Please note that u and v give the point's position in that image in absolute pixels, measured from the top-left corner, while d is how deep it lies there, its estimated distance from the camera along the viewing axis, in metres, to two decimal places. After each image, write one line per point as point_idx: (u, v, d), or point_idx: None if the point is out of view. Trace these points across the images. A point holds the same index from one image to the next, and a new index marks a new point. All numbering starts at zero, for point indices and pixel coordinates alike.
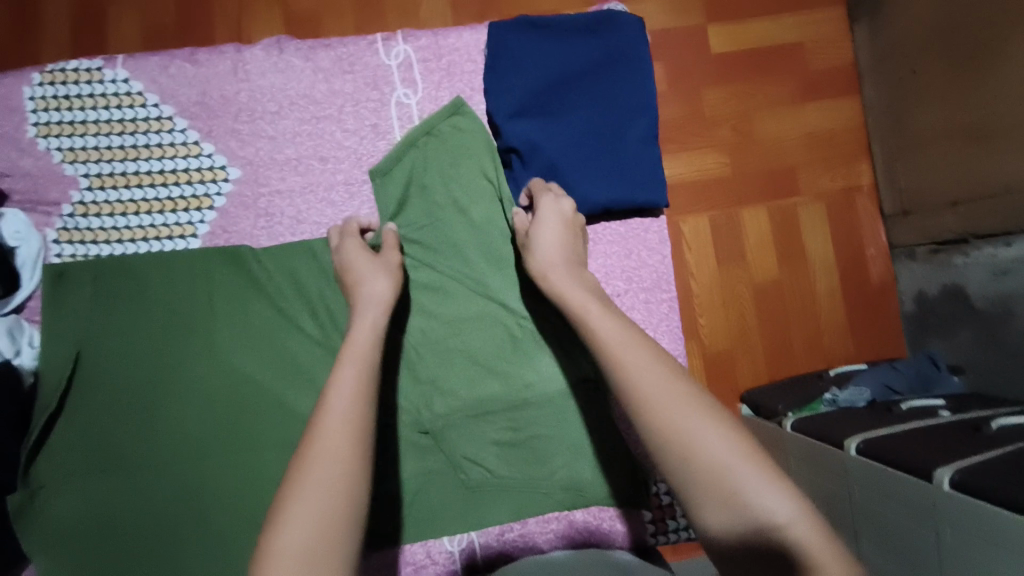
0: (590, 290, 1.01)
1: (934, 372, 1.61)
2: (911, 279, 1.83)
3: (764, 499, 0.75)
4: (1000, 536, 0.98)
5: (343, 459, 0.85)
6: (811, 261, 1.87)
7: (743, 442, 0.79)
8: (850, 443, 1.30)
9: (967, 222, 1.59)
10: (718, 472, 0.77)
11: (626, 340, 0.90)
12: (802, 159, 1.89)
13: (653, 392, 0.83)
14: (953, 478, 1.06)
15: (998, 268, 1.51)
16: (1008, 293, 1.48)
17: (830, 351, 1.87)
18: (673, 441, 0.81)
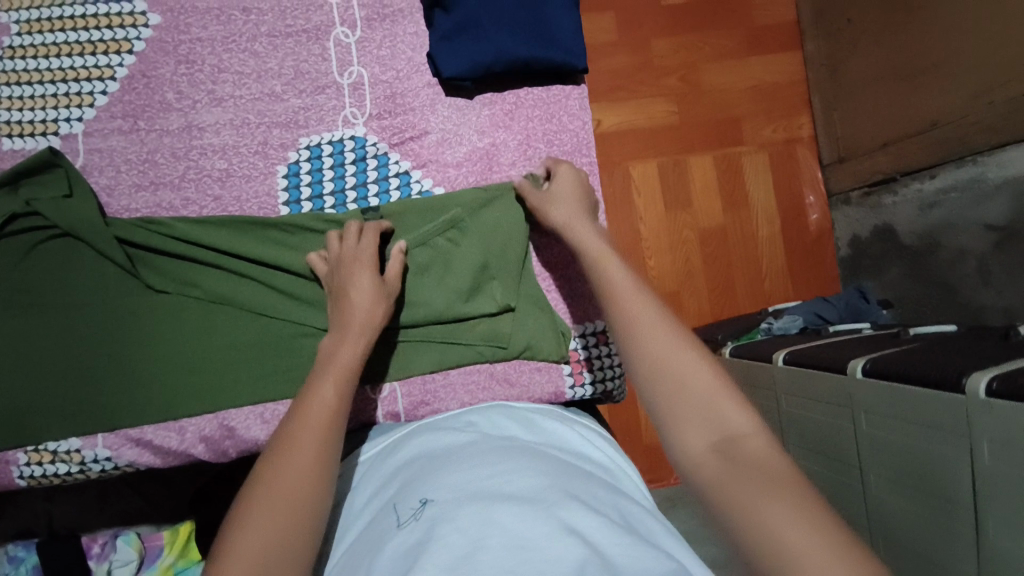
0: (574, 237, 0.73)
1: (864, 305, 1.45)
2: (846, 224, 1.61)
3: (746, 438, 0.50)
4: (917, 414, 0.84)
5: (316, 433, 0.60)
6: (760, 214, 1.64)
7: (737, 391, 0.54)
8: (778, 355, 1.14)
9: (898, 161, 1.38)
10: (698, 409, 0.53)
11: (573, 213, 0.75)
12: (747, 108, 1.65)
13: (641, 313, 0.61)
14: (865, 366, 0.92)
15: (925, 202, 1.32)
16: (934, 226, 1.29)
17: (771, 297, 1.64)
18: (655, 363, 0.57)
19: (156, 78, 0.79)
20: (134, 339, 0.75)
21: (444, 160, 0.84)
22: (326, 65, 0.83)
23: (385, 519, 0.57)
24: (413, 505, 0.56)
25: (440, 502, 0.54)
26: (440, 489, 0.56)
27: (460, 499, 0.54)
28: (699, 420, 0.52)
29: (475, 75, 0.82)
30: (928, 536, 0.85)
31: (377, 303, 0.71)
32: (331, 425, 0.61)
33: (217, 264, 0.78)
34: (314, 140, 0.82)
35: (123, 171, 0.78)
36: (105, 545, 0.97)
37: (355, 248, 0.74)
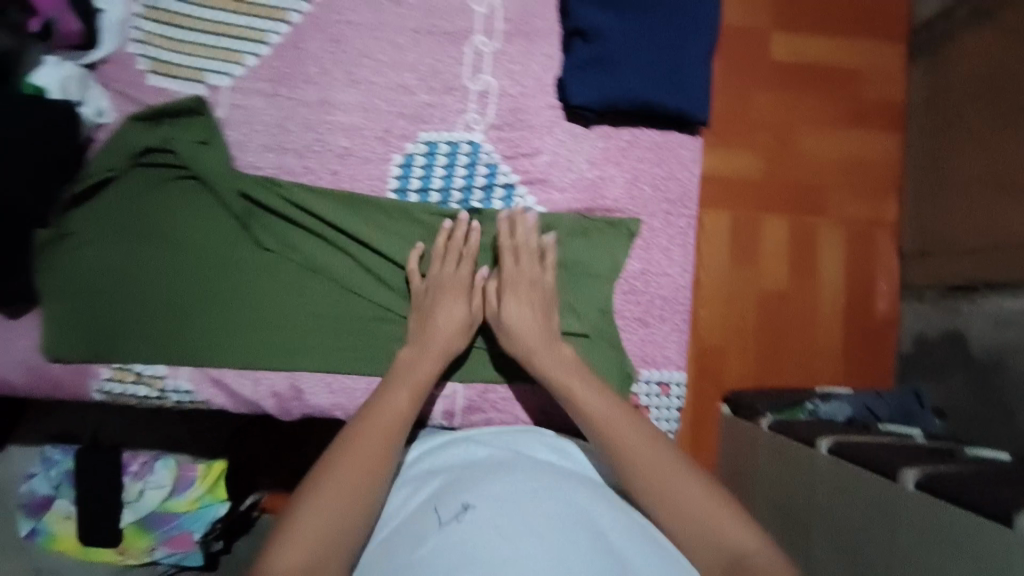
0: (536, 338, 0.76)
1: (916, 408, 1.23)
2: (911, 319, 1.40)
3: (748, 550, 0.58)
4: (966, 547, 0.68)
5: (375, 449, 0.66)
6: (827, 290, 1.44)
7: (733, 504, 0.62)
8: (821, 441, 0.95)
9: (979, 272, 1.18)
10: (701, 521, 0.61)
11: (546, 329, 0.77)
12: (835, 179, 1.44)
13: (636, 435, 0.68)
14: (920, 480, 0.76)
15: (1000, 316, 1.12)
16: (1004, 346, 1.10)
17: (816, 378, 1.44)
18: (653, 489, 0.65)
19: (303, 52, 0.83)
20: (225, 287, 0.81)
21: (551, 182, 0.86)
22: (459, 69, 0.85)
23: (427, 515, 0.61)
24: (453, 508, 0.59)
25: (480, 510, 0.58)
26: (479, 498, 0.59)
27: (500, 509, 0.58)
28: (707, 542, 0.60)
29: (600, 108, 0.83)
30: None
31: (457, 335, 0.77)
32: (384, 445, 0.66)
33: (315, 232, 0.82)
34: (433, 137, 0.85)
35: (257, 131, 0.83)
36: (142, 466, 1.06)
37: (451, 274, 0.79)
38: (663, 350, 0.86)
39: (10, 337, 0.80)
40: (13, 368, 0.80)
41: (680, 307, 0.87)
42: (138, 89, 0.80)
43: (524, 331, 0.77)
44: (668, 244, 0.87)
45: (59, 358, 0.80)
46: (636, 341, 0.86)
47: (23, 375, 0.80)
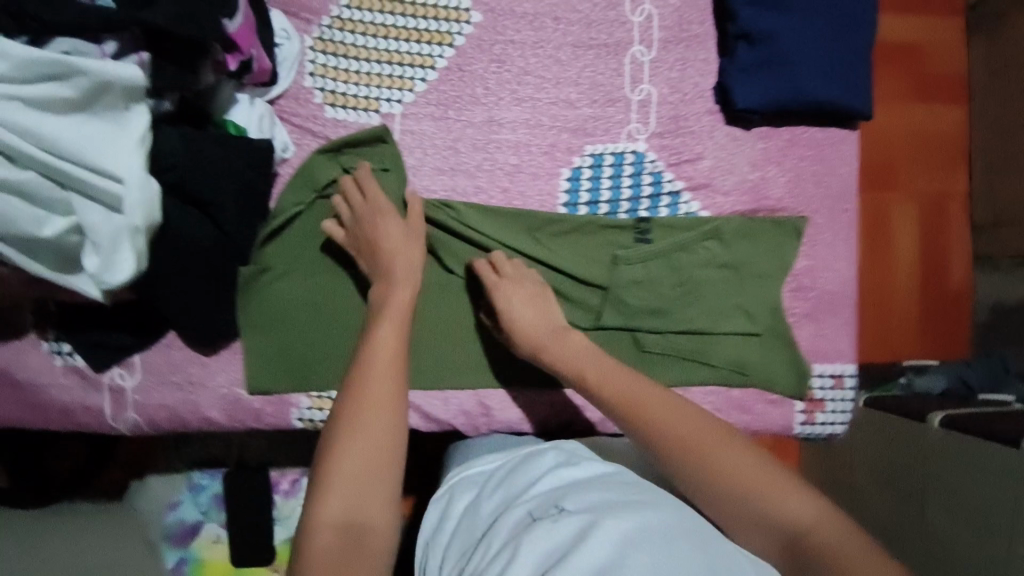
0: (542, 336, 0.78)
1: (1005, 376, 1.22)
2: (993, 288, 1.38)
3: (813, 525, 0.58)
4: None
5: (365, 445, 0.66)
6: (902, 266, 1.43)
7: (795, 480, 0.62)
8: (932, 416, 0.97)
9: None
10: (768, 504, 0.60)
11: (558, 328, 0.78)
12: (900, 155, 1.41)
13: (682, 424, 0.66)
14: None
15: None
16: None
17: (896, 352, 1.43)
18: (703, 477, 0.63)
19: (469, 73, 0.85)
20: (407, 312, 0.84)
21: (714, 186, 0.87)
22: (620, 79, 0.86)
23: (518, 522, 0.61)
24: (550, 508, 0.61)
25: (578, 514, 0.58)
26: (576, 500, 0.61)
27: (593, 512, 0.58)
28: (768, 523, 0.60)
29: (766, 109, 0.84)
30: None
31: (410, 244, 0.78)
32: (390, 432, 0.67)
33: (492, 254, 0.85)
34: (598, 149, 0.86)
35: (429, 155, 0.84)
36: (290, 483, 1.11)
37: (372, 220, 0.78)
38: (835, 344, 0.88)
39: (208, 374, 0.81)
40: (214, 404, 0.81)
41: (848, 301, 0.88)
42: (318, 122, 0.82)
43: (532, 321, 0.78)
44: (833, 239, 0.88)
45: (258, 391, 0.81)
46: (807, 338, 0.88)
47: (223, 412, 0.82)
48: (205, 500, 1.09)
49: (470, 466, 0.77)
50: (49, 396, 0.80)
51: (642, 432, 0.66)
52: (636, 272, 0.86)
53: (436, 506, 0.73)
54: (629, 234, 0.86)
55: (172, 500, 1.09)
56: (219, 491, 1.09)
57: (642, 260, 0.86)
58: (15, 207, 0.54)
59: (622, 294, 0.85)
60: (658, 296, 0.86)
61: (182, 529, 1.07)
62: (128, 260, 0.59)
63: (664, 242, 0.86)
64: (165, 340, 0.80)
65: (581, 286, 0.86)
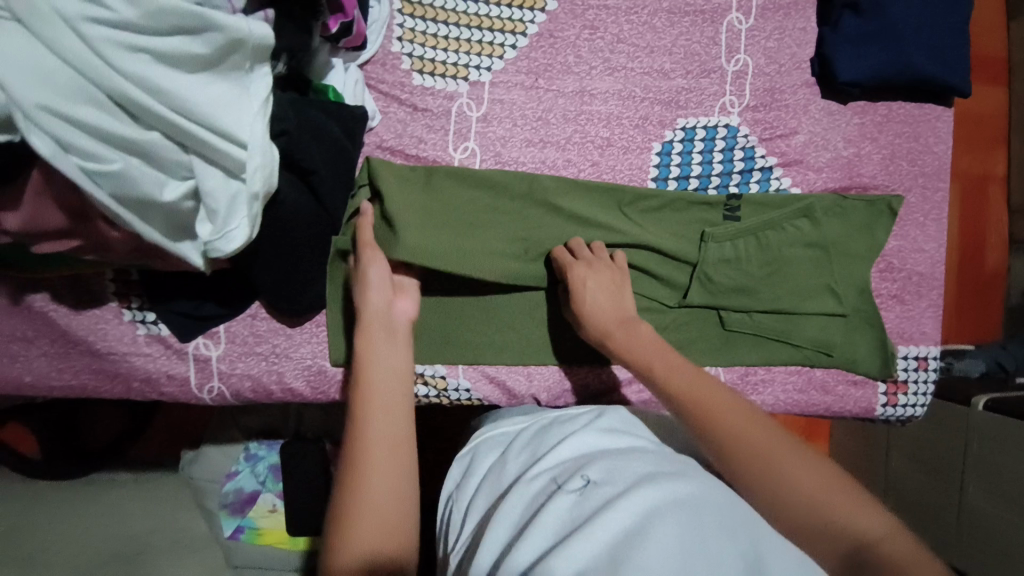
0: (608, 319, 0.71)
1: None
2: None
3: (876, 540, 0.48)
4: None
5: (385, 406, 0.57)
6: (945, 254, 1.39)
7: (858, 492, 0.52)
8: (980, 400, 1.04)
9: None
10: (819, 512, 0.51)
11: (625, 313, 0.71)
12: None
13: (721, 411, 0.58)
14: None
15: None
16: None
17: None
18: (748, 465, 0.54)
19: (562, 40, 0.81)
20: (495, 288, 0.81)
21: (807, 163, 0.85)
22: (715, 49, 0.83)
23: (545, 493, 0.55)
24: (577, 481, 0.55)
25: (607, 485, 0.53)
26: (604, 472, 0.55)
27: (621, 484, 0.52)
28: (823, 528, 0.50)
29: (869, 82, 0.81)
30: None
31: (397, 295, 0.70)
32: (399, 430, 0.56)
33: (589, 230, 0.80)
34: (691, 122, 0.83)
35: (519, 125, 0.80)
36: None
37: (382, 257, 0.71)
38: (920, 326, 0.87)
39: (292, 345, 0.80)
40: (298, 375, 0.80)
41: (936, 283, 0.87)
42: (405, 89, 0.79)
43: (604, 306, 0.72)
44: (923, 219, 0.87)
45: (342, 364, 0.79)
46: (893, 319, 0.87)
47: (307, 383, 0.80)
48: (263, 469, 1.08)
49: (498, 429, 0.75)
50: (132, 365, 0.78)
51: (683, 411, 0.60)
52: (725, 250, 0.83)
53: (458, 466, 0.72)
54: (718, 212, 0.84)
55: (233, 467, 1.08)
56: (275, 462, 1.07)
57: (732, 238, 0.83)
58: (139, 171, 0.52)
59: (711, 271, 0.83)
60: (747, 275, 0.83)
61: (239, 497, 1.07)
62: (241, 229, 0.57)
63: (753, 220, 0.83)
64: (251, 310, 0.79)
65: (670, 265, 0.83)
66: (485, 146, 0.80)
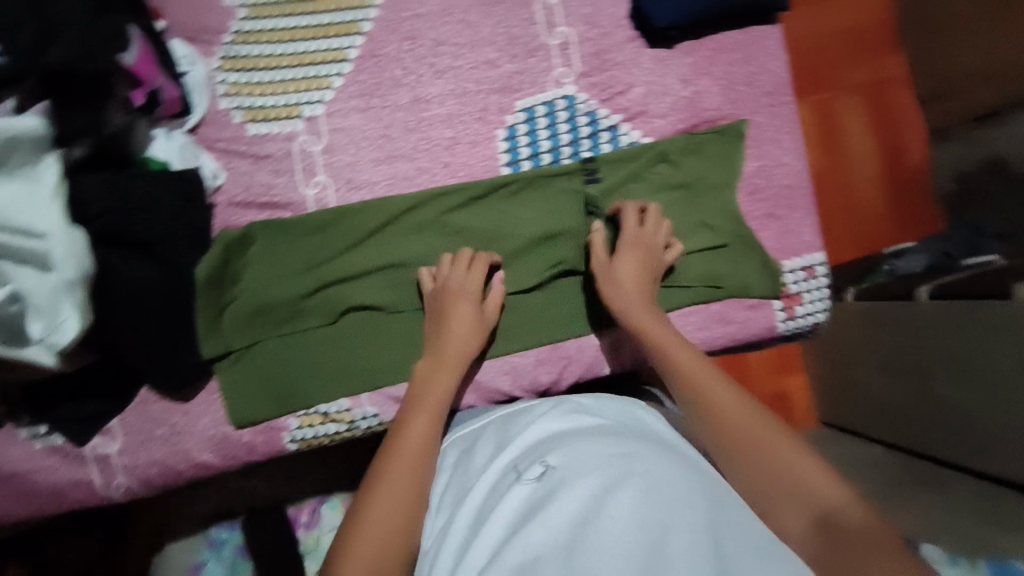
0: (636, 302, 0.77)
1: (979, 237, 1.23)
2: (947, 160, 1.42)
3: (844, 510, 0.54)
4: None
5: (408, 459, 0.66)
6: (858, 160, 1.47)
7: (829, 467, 0.58)
8: (922, 290, 0.94)
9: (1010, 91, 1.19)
10: (788, 478, 0.58)
11: (646, 298, 0.78)
12: (830, 54, 1.46)
13: (711, 391, 0.65)
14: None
15: None
16: None
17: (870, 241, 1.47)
18: (731, 443, 0.62)
19: (384, 57, 0.82)
20: (379, 307, 0.82)
21: (651, 111, 0.86)
22: (534, 29, 0.84)
23: (505, 481, 0.62)
24: (534, 466, 0.62)
25: (561, 469, 0.59)
26: (560, 456, 0.61)
27: (576, 469, 0.58)
28: (794, 499, 0.57)
29: (686, 23, 0.83)
30: None
31: (473, 335, 0.78)
32: (416, 477, 0.65)
33: (456, 232, 0.84)
34: (529, 102, 0.84)
35: (364, 148, 0.81)
36: (311, 514, 1.06)
37: (458, 279, 0.79)
38: (800, 237, 0.89)
39: (193, 419, 0.79)
40: (204, 447, 0.79)
41: (804, 192, 0.89)
42: (242, 142, 0.79)
43: (636, 294, 0.78)
44: (777, 134, 0.88)
45: (247, 423, 0.79)
46: (773, 238, 0.88)
47: (215, 453, 0.79)
48: (230, 554, 1.03)
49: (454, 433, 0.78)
50: (37, 480, 0.77)
51: (687, 394, 0.67)
52: (591, 212, 0.86)
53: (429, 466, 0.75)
54: (577, 178, 0.85)
55: (199, 560, 1.03)
56: (241, 541, 1.03)
57: (597, 200, 0.85)
58: None
59: (581, 235, 0.85)
60: (616, 230, 0.86)
61: None
62: (74, 321, 0.58)
63: (611, 179, 0.85)
64: (141, 397, 0.78)
65: (546, 242, 0.84)
66: (335, 176, 0.81)
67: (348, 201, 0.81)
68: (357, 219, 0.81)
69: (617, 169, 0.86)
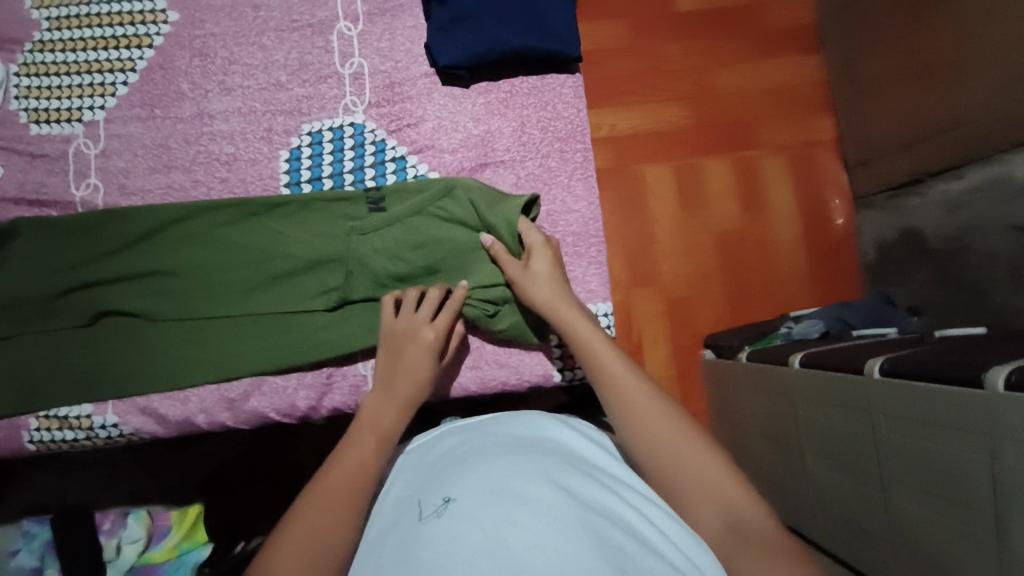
0: (564, 316, 0.74)
1: (888, 310, 1.27)
2: (871, 228, 1.44)
3: (751, 517, 0.55)
4: (945, 416, 0.72)
5: (333, 489, 0.62)
6: (780, 220, 1.50)
7: (735, 467, 0.59)
8: (794, 357, 1.04)
9: (920, 163, 1.23)
10: (698, 486, 0.58)
11: (574, 302, 0.76)
12: (764, 112, 1.52)
13: (638, 401, 0.65)
14: (882, 366, 0.82)
15: (950, 203, 1.17)
16: (963, 229, 1.15)
17: (789, 303, 1.49)
18: (650, 450, 0.62)
19: (172, 70, 0.85)
20: (138, 315, 0.80)
21: (440, 146, 0.86)
22: (329, 57, 0.86)
23: (408, 512, 0.56)
24: (434, 501, 0.55)
25: (462, 498, 0.54)
26: (459, 485, 0.56)
27: (476, 501, 0.53)
28: (714, 505, 0.57)
29: (470, 64, 0.84)
30: (958, 555, 0.73)
31: (423, 379, 0.75)
32: (334, 515, 0.59)
33: (228, 247, 0.82)
34: (315, 126, 0.85)
35: (140, 155, 0.83)
36: (116, 522, 0.99)
37: (414, 319, 0.77)
38: (586, 286, 0.86)
39: None
40: None
41: (593, 240, 0.87)
42: (23, 141, 0.83)
43: (415, 368, 0.75)
44: (568, 180, 0.87)
45: None
46: None
47: None
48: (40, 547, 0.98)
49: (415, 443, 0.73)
50: None
51: (616, 406, 0.66)
52: (372, 238, 0.82)
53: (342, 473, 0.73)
54: (361, 205, 0.83)
55: (12, 548, 0.98)
56: (50, 537, 0.98)
57: (382, 228, 0.82)
58: None
59: (358, 260, 0.81)
60: (401, 261, 0.82)
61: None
62: None
63: (396, 208, 0.82)
64: None
65: (319, 269, 0.82)
66: (107, 179, 0.83)
67: (115, 205, 0.82)
68: (120, 224, 0.81)
69: (404, 200, 0.83)
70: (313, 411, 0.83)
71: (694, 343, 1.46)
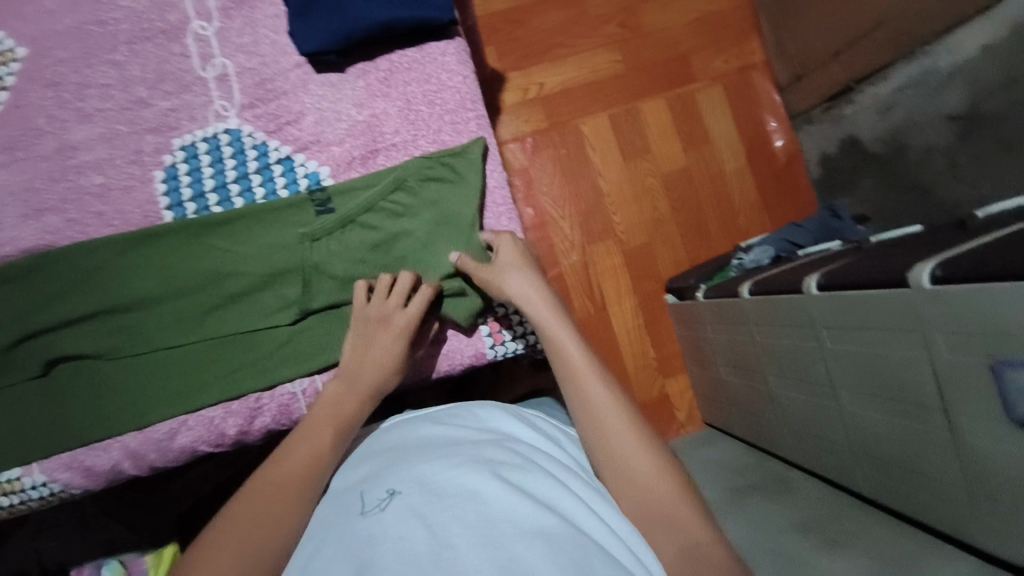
0: (536, 310, 0.71)
1: (839, 223, 1.22)
2: (812, 143, 1.41)
3: (708, 548, 0.49)
4: (884, 321, 0.70)
5: (280, 481, 0.57)
6: (724, 151, 1.45)
7: (696, 497, 0.54)
8: (743, 287, 1.00)
9: (850, 70, 1.21)
10: (660, 514, 0.52)
11: (546, 300, 0.72)
12: (693, 42, 1.46)
13: (604, 404, 0.60)
14: (819, 281, 0.80)
15: (882, 105, 1.15)
16: (896, 129, 1.12)
17: (747, 235, 1.45)
18: (611, 462, 0.57)
19: (23, 106, 0.79)
20: (92, 356, 0.77)
21: (326, 140, 0.83)
22: (187, 62, 0.81)
23: (349, 507, 0.52)
24: (379, 495, 0.51)
25: (408, 493, 0.49)
26: (409, 479, 0.51)
27: (422, 498, 0.48)
28: (670, 529, 0.51)
29: (339, 47, 0.80)
30: (913, 454, 0.72)
31: (392, 369, 0.72)
32: (280, 504, 0.55)
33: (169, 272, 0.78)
34: (188, 140, 0.81)
35: (6, 204, 0.78)
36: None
37: (384, 303, 0.74)
38: None
39: None
40: None
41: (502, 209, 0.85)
42: None
43: (386, 358, 0.72)
44: None
45: None
46: None
47: None
48: None
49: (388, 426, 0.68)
50: None
51: (581, 408, 0.61)
52: (329, 245, 0.79)
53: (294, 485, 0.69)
54: (308, 209, 0.80)
55: None
56: None
57: (333, 230, 0.79)
58: None
59: (317, 269, 0.79)
60: (355, 262, 0.79)
61: None
62: None
63: (344, 207, 0.80)
64: None
65: (265, 287, 0.79)
66: None
67: None
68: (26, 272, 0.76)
69: (354, 196, 0.80)
70: (245, 434, 0.80)
71: (656, 289, 1.42)
